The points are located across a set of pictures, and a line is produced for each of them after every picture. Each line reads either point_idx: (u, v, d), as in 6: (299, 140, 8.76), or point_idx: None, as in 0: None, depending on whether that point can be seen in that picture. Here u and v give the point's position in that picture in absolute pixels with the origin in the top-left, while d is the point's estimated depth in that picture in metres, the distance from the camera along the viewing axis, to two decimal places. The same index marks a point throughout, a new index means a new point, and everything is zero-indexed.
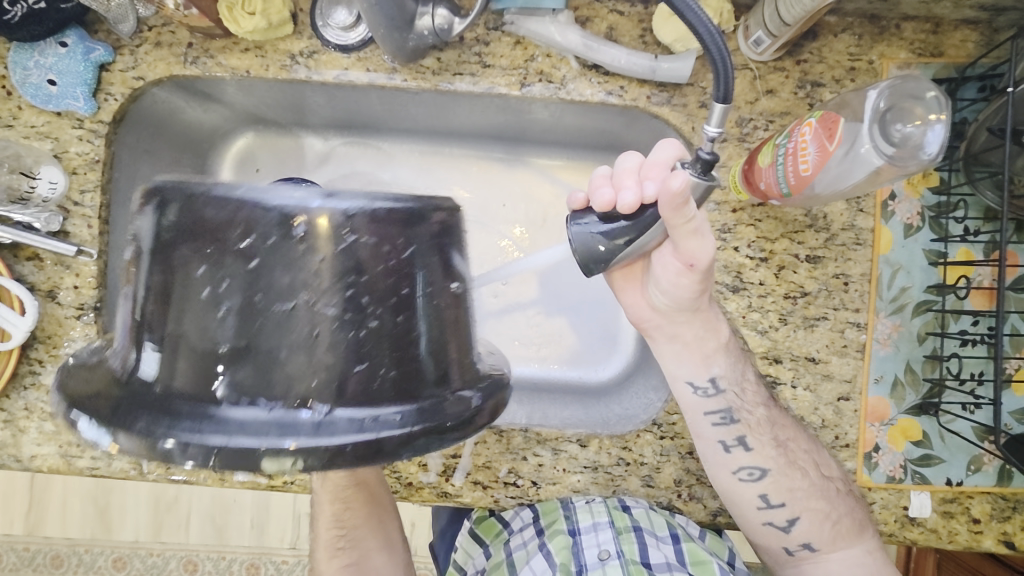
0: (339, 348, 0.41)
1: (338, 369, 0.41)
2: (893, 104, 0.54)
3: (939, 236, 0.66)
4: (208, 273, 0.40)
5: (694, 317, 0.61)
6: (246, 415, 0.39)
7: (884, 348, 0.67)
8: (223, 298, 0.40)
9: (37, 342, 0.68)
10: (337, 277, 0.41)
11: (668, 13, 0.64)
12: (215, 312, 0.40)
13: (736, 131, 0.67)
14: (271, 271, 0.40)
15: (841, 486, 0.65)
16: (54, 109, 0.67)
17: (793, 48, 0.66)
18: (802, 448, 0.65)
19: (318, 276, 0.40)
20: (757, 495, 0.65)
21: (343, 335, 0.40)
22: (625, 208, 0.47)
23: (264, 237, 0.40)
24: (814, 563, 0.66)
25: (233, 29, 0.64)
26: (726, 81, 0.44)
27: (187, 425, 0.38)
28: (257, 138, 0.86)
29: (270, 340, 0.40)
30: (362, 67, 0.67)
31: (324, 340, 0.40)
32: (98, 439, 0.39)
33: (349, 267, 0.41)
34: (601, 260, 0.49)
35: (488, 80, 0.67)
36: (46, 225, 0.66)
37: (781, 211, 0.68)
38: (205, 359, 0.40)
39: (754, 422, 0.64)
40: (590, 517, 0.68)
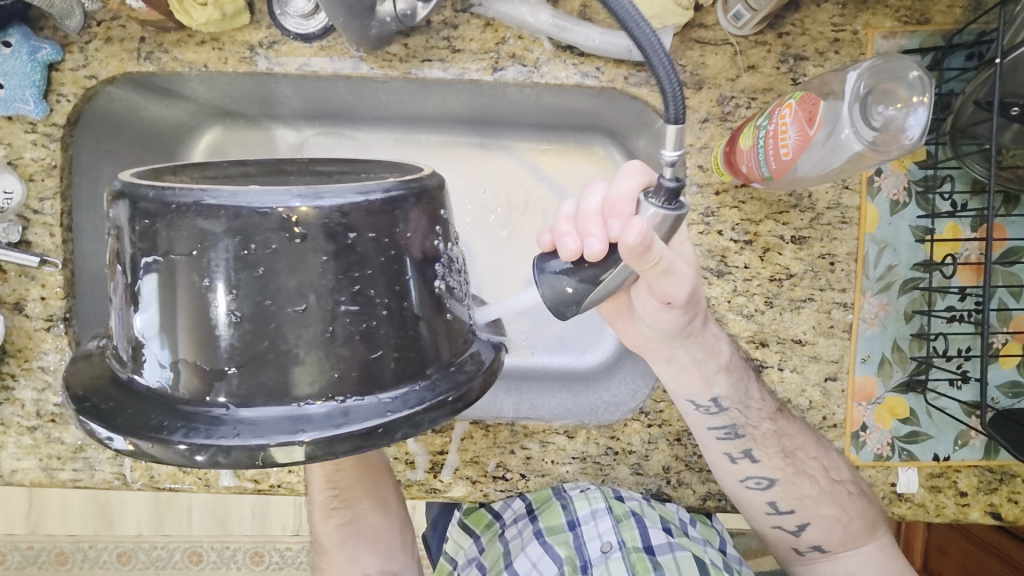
0: (347, 340, 0.39)
1: (348, 358, 0.39)
2: (875, 86, 0.52)
3: (926, 212, 0.65)
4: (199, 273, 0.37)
5: (689, 341, 0.60)
6: (257, 411, 0.38)
7: (871, 328, 0.67)
8: (220, 293, 0.37)
9: (8, 356, 0.66)
10: (341, 270, 0.38)
11: None
12: (213, 310, 0.38)
13: (717, 110, 0.65)
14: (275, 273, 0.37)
15: (853, 489, 0.65)
16: (3, 114, 0.63)
17: (774, 21, 0.64)
18: (811, 456, 0.64)
19: (321, 274, 0.38)
20: (765, 501, 0.65)
21: (322, 353, 0.38)
22: (592, 256, 0.44)
23: (246, 244, 0.37)
24: (825, 563, 0.67)
25: (186, 21, 0.61)
26: (677, 101, 0.37)
27: (199, 428, 0.37)
28: (225, 132, 0.83)
29: (273, 336, 0.38)
30: (325, 56, 0.64)
31: (331, 334, 0.38)
32: (109, 438, 0.39)
33: (350, 258, 0.38)
34: (572, 301, 0.46)
35: (459, 66, 0.65)
36: (5, 236, 0.64)
37: (766, 192, 0.66)
38: (210, 364, 0.38)
39: (760, 433, 0.63)
40: (587, 505, 0.67)
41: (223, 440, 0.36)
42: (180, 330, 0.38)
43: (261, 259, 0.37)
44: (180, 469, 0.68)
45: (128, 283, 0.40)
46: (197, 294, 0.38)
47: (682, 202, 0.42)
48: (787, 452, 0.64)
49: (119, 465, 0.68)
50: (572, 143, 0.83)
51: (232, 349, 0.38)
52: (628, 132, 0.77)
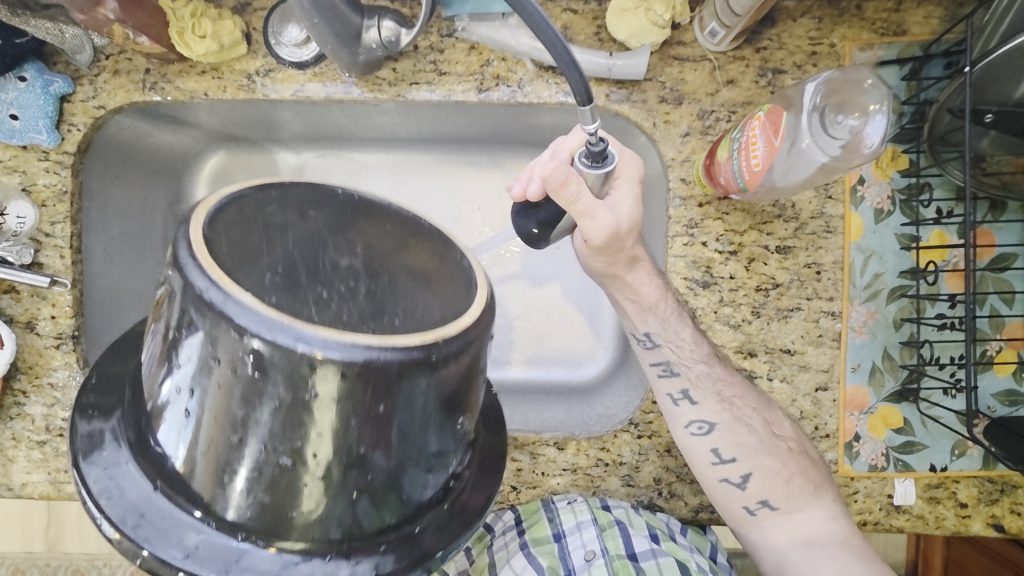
0: (298, 492, 0.38)
1: (289, 510, 0.39)
2: (838, 97, 0.54)
3: (911, 219, 0.65)
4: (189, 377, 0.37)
5: (618, 280, 0.63)
6: (184, 518, 0.39)
7: (860, 336, 0.66)
8: (197, 406, 0.37)
9: (19, 373, 0.69)
10: (305, 427, 0.36)
11: (620, 10, 0.63)
12: (191, 417, 0.38)
13: (698, 124, 0.66)
14: (245, 403, 0.36)
15: (794, 445, 0.64)
16: (18, 143, 0.67)
17: (751, 36, 0.65)
18: (749, 405, 0.64)
19: (282, 423, 0.36)
20: (708, 449, 0.64)
21: (268, 497, 0.38)
22: (534, 196, 0.54)
23: (231, 367, 0.35)
24: (775, 524, 0.63)
25: (187, 52, 0.64)
26: (580, 79, 0.39)
27: (128, 514, 0.39)
28: (229, 156, 0.86)
29: (229, 466, 0.38)
30: (318, 82, 0.67)
31: (281, 482, 0.38)
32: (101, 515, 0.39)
33: (312, 425, 0.36)
34: (539, 239, 0.56)
35: (445, 88, 0.67)
36: (18, 258, 0.67)
37: (749, 203, 0.67)
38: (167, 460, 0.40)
39: (694, 374, 0.64)
40: (573, 517, 0.66)
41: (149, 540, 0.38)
42: (167, 419, 0.39)
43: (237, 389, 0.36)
44: None
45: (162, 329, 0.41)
46: (182, 398, 0.38)
47: (608, 158, 0.49)
48: (724, 399, 0.65)
49: None
50: None
51: (190, 464, 0.39)
52: None
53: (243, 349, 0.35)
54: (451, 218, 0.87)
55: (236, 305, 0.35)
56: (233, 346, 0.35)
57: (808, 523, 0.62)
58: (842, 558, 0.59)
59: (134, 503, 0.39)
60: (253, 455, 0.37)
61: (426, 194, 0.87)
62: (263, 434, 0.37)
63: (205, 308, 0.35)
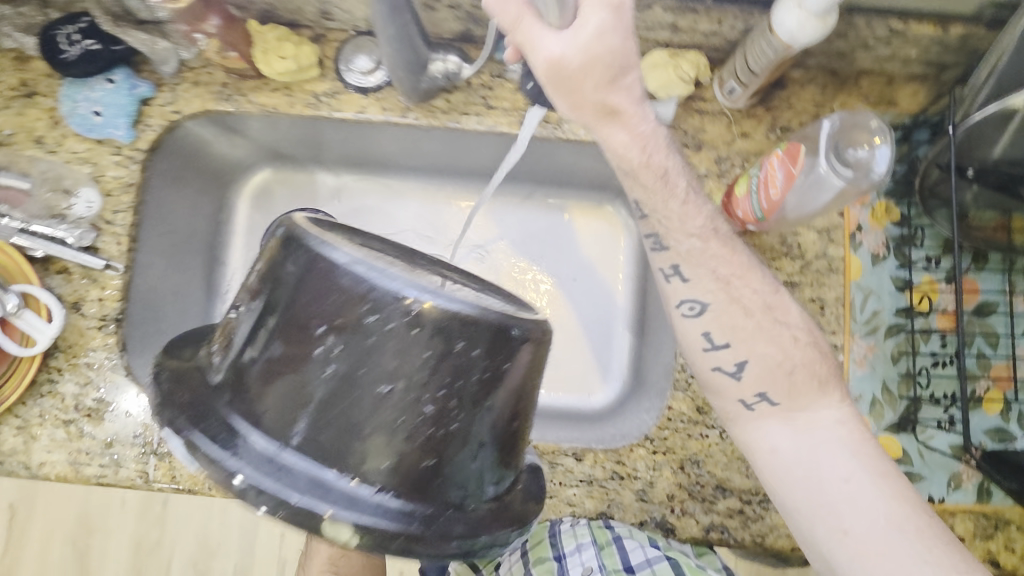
0: (416, 439, 0.42)
1: (410, 457, 0.42)
2: (842, 135, 0.62)
3: (903, 263, 0.72)
4: (321, 341, 0.41)
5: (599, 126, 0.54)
6: (311, 464, 0.41)
7: (861, 368, 0.71)
8: (331, 360, 0.41)
9: (58, 351, 0.72)
10: (435, 377, 0.41)
11: (654, 63, 0.71)
12: (322, 370, 0.41)
13: (715, 168, 0.74)
14: (378, 354, 0.40)
15: (797, 334, 0.63)
16: (95, 138, 0.73)
17: (763, 97, 0.74)
18: (747, 286, 0.62)
19: (415, 372, 0.41)
20: (699, 333, 0.63)
21: (391, 444, 0.42)
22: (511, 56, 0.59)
23: (383, 320, 0.40)
24: (772, 416, 0.63)
25: (266, 69, 0.71)
26: None
27: (259, 466, 0.40)
28: (275, 174, 0.93)
29: (356, 416, 0.41)
30: (378, 106, 0.74)
31: (406, 428, 0.41)
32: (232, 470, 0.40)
33: (444, 373, 0.41)
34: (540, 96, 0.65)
35: (492, 120, 0.75)
36: (78, 241, 0.72)
37: (760, 240, 0.74)
38: (292, 412, 0.41)
39: (684, 249, 0.61)
40: (574, 540, 0.73)
41: (284, 484, 0.40)
42: (283, 386, 0.42)
43: (372, 348, 0.40)
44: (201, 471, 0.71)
45: (261, 304, 0.44)
46: (308, 367, 0.41)
47: None
48: (721, 277, 0.62)
49: (144, 462, 0.71)
50: (585, 199, 0.93)
51: (316, 421, 0.41)
52: None
53: (373, 304, 0.40)
54: (477, 245, 0.94)
55: (380, 269, 0.41)
56: (387, 303, 0.40)
57: (810, 424, 0.62)
58: (855, 466, 0.60)
59: (263, 448, 0.41)
60: (374, 407, 0.41)
61: (456, 221, 0.94)
62: (401, 383, 0.41)
63: (346, 277, 0.40)
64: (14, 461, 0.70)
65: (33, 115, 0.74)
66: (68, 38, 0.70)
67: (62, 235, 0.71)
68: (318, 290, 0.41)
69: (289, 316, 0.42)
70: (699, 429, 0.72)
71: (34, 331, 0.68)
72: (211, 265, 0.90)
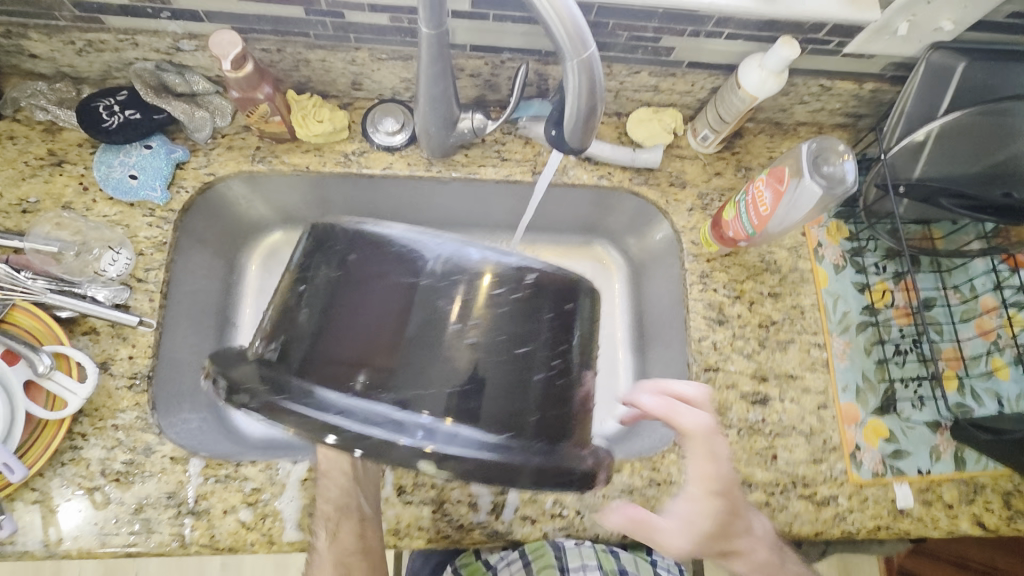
0: (506, 382, 0.49)
1: (505, 400, 0.49)
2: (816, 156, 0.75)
3: (859, 271, 0.87)
4: (410, 305, 0.49)
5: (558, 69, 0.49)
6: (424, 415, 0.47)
7: (843, 361, 0.83)
8: (422, 319, 0.49)
9: (83, 416, 0.69)
10: (511, 322, 0.50)
11: (638, 120, 0.86)
12: (414, 330, 0.49)
13: (699, 202, 0.87)
14: (456, 308, 0.49)
15: None
16: (129, 200, 0.75)
17: (727, 145, 0.90)
18: None
19: (495, 318, 0.50)
20: None
21: (486, 388, 0.49)
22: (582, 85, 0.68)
23: (460, 280, 0.49)
24: None
25: (302, 132, 0.78)
26: None
27: (374, 425, 0.45)
28: (285, 236, 0.96)
29: (447, 363, 0.49)
30: (403, 162, 0.83)
31: (496, 372, 0.49)
32: (328, 430, 0.44)
33: (519, 317, 0.51)
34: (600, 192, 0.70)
35: (507, 170, 0.85)
36: (111, 299, 0.72)
37: (743, 260, 0.86)
38: (393, 373, 0.48)
39: None
40: (580, 559, 0.85)
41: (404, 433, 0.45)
42: (378, 350, 0.49)
43: (449, 301, 0.49)
44: (243, 526, 0.68)
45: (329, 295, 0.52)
46: (401, 328, 0.49)
47: None
48: None
49: (179, 524, 0.67)
50: (578, 243, 1.02)
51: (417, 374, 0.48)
52: (624, 231, 0.98)
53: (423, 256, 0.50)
54: None
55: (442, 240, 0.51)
56: (458, 261, 0.50)
57: None
58: None
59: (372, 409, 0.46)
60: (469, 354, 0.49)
61: None
62: (484, 330, 0.49)
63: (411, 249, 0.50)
64: (30, 538, 0.64)
65: (61, 182, 0.75)
66: (109, 109, 0.75)
67: (93, 294, 0.71)
68: (384, 263, 0.50)
69: (365, 291, 0.50)
70: (719, 430, 0.79)
71: (64, 391, 0.67)
72: (223, 327, 0.90)
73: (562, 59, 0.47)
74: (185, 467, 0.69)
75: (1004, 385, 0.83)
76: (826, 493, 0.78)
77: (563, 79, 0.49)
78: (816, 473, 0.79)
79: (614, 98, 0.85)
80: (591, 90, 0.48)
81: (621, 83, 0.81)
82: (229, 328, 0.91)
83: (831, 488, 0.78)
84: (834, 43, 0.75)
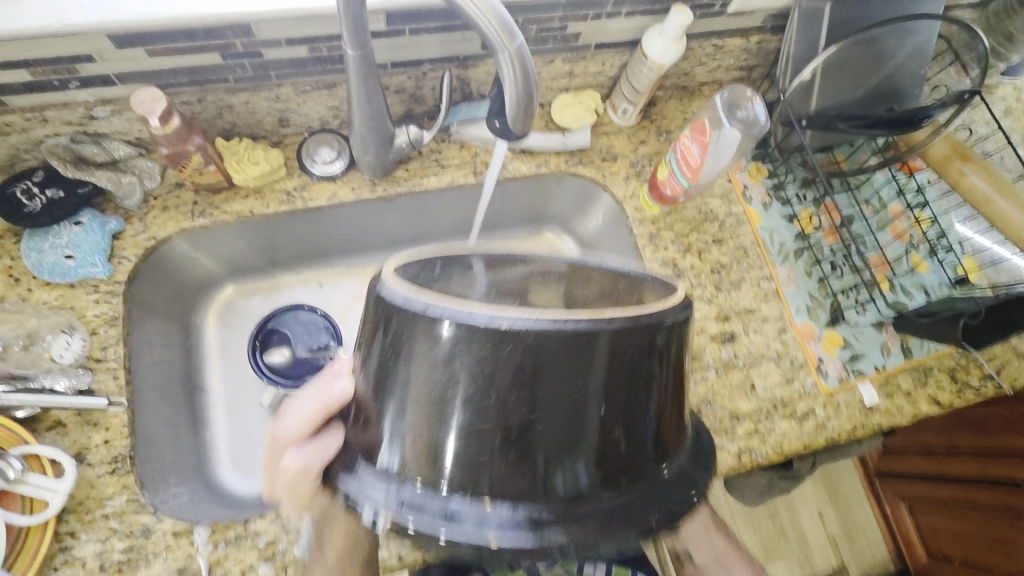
0: (587, 441, 0.45)
1: (588, 459, 0.45)
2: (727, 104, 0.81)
3: (784, 204, 0.95)
4: (469, 387, 0.44)
5: None
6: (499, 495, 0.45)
7: (790, 286, 0.90)
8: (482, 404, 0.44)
9: (68, 513, 0.65)
10: (585, 386, 0.44)
11: (563, 105, 0.91)
12: (480, 418, 0.44)
13: (632, 171, 0.93)
14: (520, 387, 0.43)
15: None
16: (69, 281, 0.72)
17: (645, 115, 0.96)
18: None
19: (562, 393, 0.43)
20: None
21: (564, 453, 0.45)
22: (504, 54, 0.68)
23: (515, 361, 0.42)
24: None
25: (238, 177, 0.78)
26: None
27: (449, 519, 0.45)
28: (238, 287, 0.95)
29: (522, 441, 0.44)
30: (347, 188, 0.83)
31: (575, 438, 0.45)
32: (405, 523, 0.45)
33: (592, 381, 0.44)
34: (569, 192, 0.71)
35: (449, 176, 0.87)
36: (73, 385, 0.68)
37: (683, 215, 0.92)
38: (465, 457, 0.45)
39: None
40: None
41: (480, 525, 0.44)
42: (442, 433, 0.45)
43: (514, 379, 0.43)
44: None
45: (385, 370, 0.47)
46: (465, 413, 0.44)
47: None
48: None
49: None
50: (528, 236, 1.05)
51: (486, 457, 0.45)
52: (568, 214, 1.02)
53: (478, 351, 0.43)
54: None
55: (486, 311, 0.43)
56: (508, 343, 0.42)
57: None
58: None
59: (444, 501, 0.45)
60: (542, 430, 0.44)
61: None
62: (556, 404, 0.44)
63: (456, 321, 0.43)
64: None
65: None
66: (28, 192, 0.71)
67: (51, 385, 0.68)
68: (427, 338, 0.44)
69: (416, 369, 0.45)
70: (698, 374, 0.84)
71: (43, 492, 0.63)
72: (192, 392, 0.86)
73: (494, 53, 0.50)
74: (190, 539, 0.66)
75: (926, 278, 0.94)
76: (804, 408, 0.85)
77: (498, 72, 0.52)
78: (791, 392, 0.85)
79: None
80: (525, 78, 0.51)
81: (539, 74, 0.86)
82: (198, 394, 0.88)
83: (807, 402, 0.85)
84: (718, 5, 0.83)
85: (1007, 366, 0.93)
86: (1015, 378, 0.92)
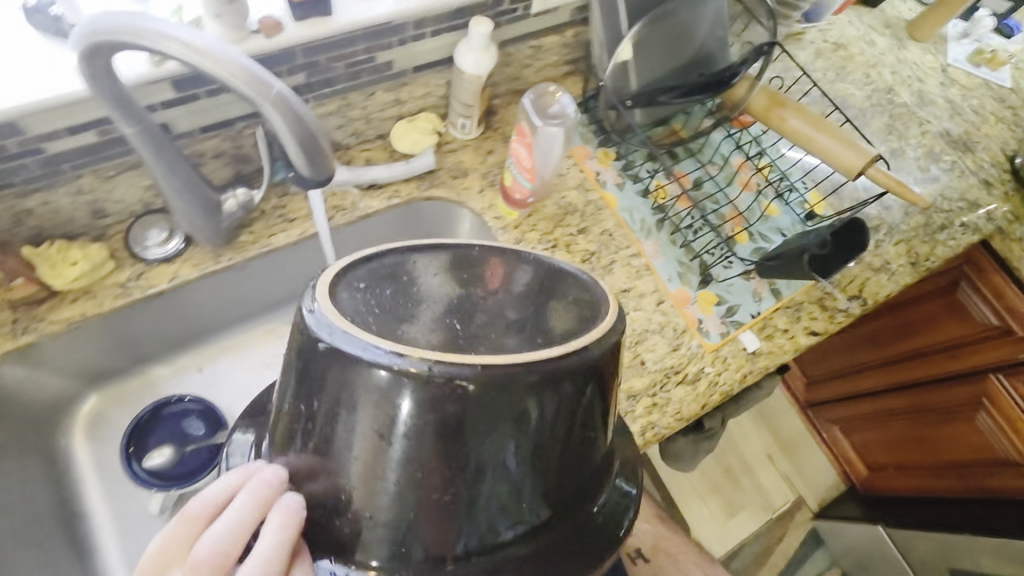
0: (522, 475, 0.46)
1: (519, 496, 0.47)
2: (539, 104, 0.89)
3: (636, 181, 0.98)
4: (408, 436, 0.44)
5: None
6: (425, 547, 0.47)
7: (659, 257, 0.93)
8: (417, 447, 0.44)
9: None
10: (516, 434, 0.44)
11: (402, 131, 0.90)
12: (410, 461, 0.45)
13: (485, 182, 0.94)
14: (450, 427, 0.43)
15: None
16: None
17: (486, 125, 0.98)
18: None
19: (494, 431, 0.44)
20: None
21: (498, 502, 0.46)
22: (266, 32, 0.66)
23: (448, 410, 0.43)
24: None
25: (58, 282, 0.72)
26: None
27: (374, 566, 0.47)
28: (102, 397, 0.88)
29: (465, 487, 0.45)
30: (188, 265, 0.79)
31: (510, 477, 0.46)
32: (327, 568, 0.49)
33: (518, 430, 0.45)
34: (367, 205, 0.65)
35: (299, 228, 0.84)
36: None
37: (544, 214, 0.94)
38: (398, 511, 0.46)
39: None
40: None
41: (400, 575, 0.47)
42: (369, 485, 0.46)
43: (451, 422, 0.43)
44: None
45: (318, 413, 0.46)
46: (399, 462, 0.45)
47: None
48: None
49: None
50: None
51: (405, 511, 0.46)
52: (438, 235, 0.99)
53: (422, 403, 0.43)
54: None
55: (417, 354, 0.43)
56: (443, 391, 0.42)
57: None
58: None
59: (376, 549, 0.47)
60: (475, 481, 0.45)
61: None
62: (494, 442, 0.44)
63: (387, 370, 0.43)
64: None
65: None
66: None
67: None
68: (363, 389, 0.44)
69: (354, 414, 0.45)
70: None
71: None
72: (68, 522, 0.80)
73: (257, 105, 0.50)
74: None
75: (780, 220, 1.00)
76: (695, 370, 0.88)
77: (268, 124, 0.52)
78: (680, 358, 0.88)
79: (367, 123, 0.88)
80: (297, 119, 0.52)
81: (365, 108, 0.85)
82: (78, 522, 0.81)
83: (697, 364, 0.88)
84: (521, 8, 0.85)
85: (868, 284, 1.00)
86: (877, 293, 0.99)
